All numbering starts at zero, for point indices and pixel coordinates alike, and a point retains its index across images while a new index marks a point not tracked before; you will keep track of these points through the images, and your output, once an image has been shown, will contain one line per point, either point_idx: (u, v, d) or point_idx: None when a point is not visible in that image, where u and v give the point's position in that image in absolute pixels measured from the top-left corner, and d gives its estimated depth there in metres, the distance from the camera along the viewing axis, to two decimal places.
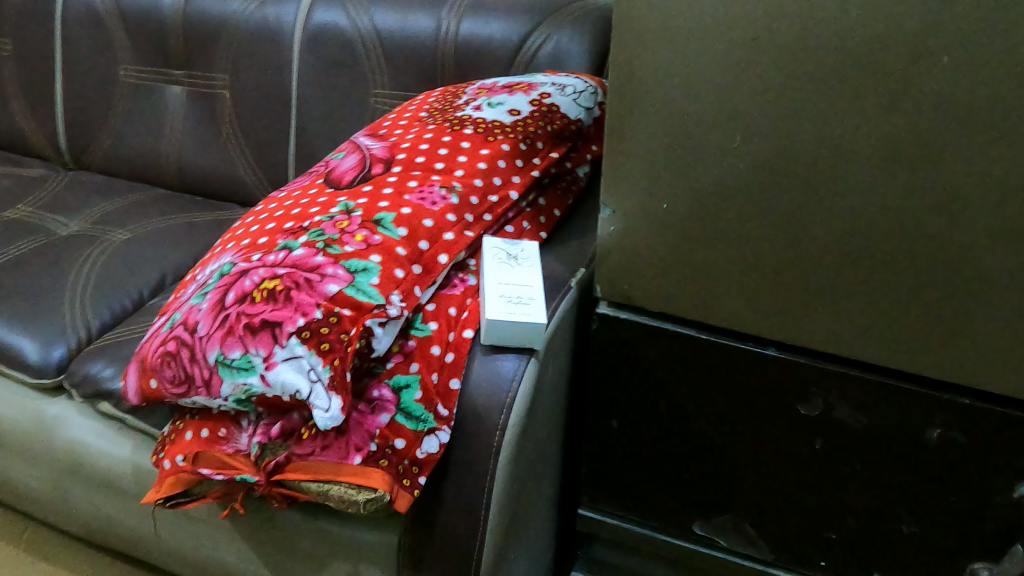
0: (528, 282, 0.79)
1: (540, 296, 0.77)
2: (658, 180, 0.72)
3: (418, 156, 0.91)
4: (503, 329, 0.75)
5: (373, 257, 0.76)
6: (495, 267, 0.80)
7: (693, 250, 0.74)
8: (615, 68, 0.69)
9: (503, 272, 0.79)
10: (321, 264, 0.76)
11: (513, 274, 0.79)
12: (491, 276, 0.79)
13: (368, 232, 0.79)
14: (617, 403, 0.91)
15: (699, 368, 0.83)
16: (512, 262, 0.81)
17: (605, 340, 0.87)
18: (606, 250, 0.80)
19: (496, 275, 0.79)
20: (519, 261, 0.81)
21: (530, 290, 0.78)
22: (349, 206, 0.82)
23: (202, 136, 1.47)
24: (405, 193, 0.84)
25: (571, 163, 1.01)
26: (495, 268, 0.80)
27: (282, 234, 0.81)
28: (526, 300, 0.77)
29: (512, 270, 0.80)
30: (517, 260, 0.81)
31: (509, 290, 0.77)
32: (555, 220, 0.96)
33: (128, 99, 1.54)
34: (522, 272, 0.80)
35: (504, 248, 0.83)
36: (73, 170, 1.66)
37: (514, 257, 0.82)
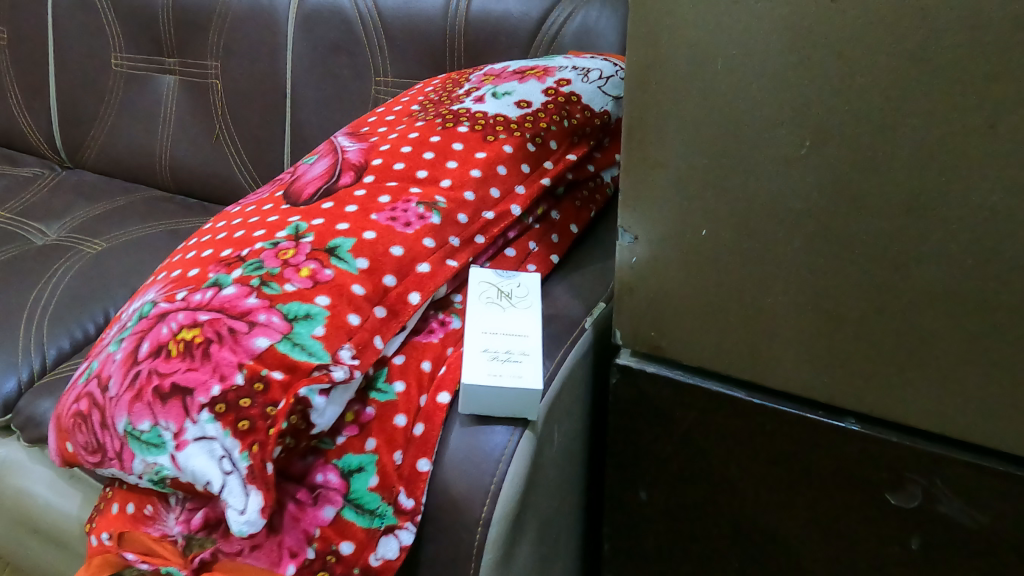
0: (522, 331, 0.60)
1: (536, 351, 0.59)
2: (694, 196, 0.55)
3: (397, 162, 0.73)
4: (486, 396, 0.57)
5: (319, 299, 0.59)
6: (480, 310, 0.61)
7: (740, 289, 0.56)
8: (633, 48, 0.52)
9: (491, 316, 0.61)
10: (252, 309, 0.59)
11: (502, 319, 0.61)
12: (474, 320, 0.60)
13: (317, 265, 0.61)
14: (645, 470, 0.72)
15: (746, 440, 0.63)
16: (504, 304, 0.62)
17: (627, 395, 0.68)
18: (629, 287, 0.62)
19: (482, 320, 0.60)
20: (513, 301, 0.63)
21: (524, 342, 0.59)
22: (299, 229, 0.65)
23: (197, 132, 1.33)
24: (372, 211, 0.67)
25: (593, 165, 0.82)
26: (480, 310, 0.61)
27: (216, 265, 0.64)
28: (517, 357, 0.58)
29: (502, 313, 0.61)
30: (510, 300, 0.63)
31: (496, 342, 0.59)
32: (572, 238, 0.78)
33: (121, 91, 1.40)
34: (516, 316, 0.61)
35: (496, 283, 0.64)
36: (69, 167, 1.53)
37: (507, 294, 0.63)
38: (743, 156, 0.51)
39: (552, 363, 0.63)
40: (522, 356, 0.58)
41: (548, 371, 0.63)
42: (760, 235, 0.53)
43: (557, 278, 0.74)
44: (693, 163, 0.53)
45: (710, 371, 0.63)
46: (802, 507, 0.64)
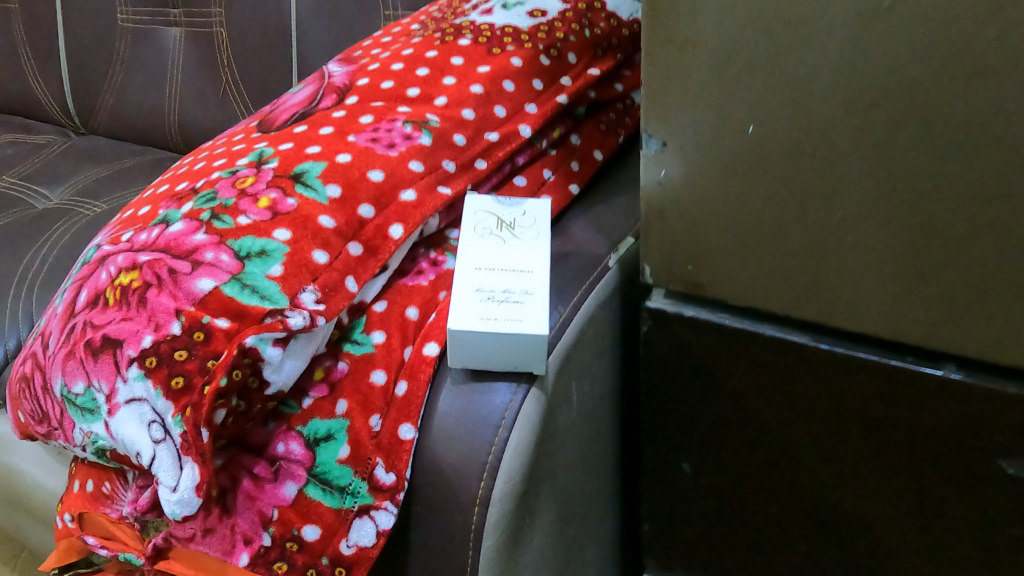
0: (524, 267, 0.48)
1: (542, 289, 0.47)
2: (734, 84, 0.43)
3: (385, 81, 0.62)
4: (478, 343, 0.46)
5: (277, 234, 0.49)
6: (474, 245, 0.50)
7: (797, 202, 0.44)
8: None
9: (487, 251, 0.49)
10: (199, 246, 0.49)
11: (500, 253, 0.49)
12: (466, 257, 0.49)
13: (278, 194, 0.51)
14: (688, 436, 0.60)
15: (808, 396, 0.51)
16: (505, 236, 0.51)
17: (661, 347, 0.57)
18: (659, 211, 0.50)
19: (476, 257, 0.49)
20: (516, 232, 0.51)
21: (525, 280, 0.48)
22: (263, 155, 0.55)
23: (206, 86, 1.25)
24: (349, 132, 0.56)
25: (622, 84, 0.70)
26: (474, 245, 0.50)
27: (168, 200, 0.55)
28: (518, 298, 0.47)
29: (501, 247, 0.50)
30: (512, 231, 0.51)
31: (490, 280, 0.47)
32: (596, 167, 0.66)
33: (128, 48, 1.32)
34: (518, 250, 0.50)
35: (495, 214, 0.52)
36: (85, 133, 1.46)
37: (509, 226, 0.52)
38: (797, 20, 0.39)
39: (567, 308, 0.52)
40: (522, 296, 0.47)
41: (561, 318, 0.52)
42: (821, 127, 0.41)
43: (577, 212, 0.62)
44: (731, 40, 0.41)
45: (765, 313, 0.51)
46: (885, 479, 0.51)
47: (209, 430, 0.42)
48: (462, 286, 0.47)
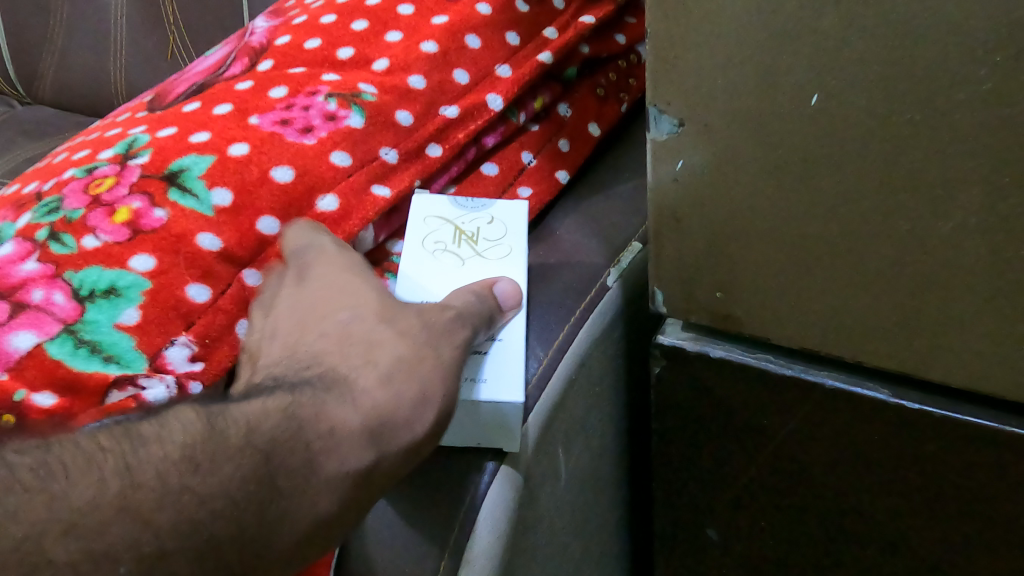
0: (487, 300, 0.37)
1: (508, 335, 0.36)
2: (790, 30, 0.27)
3: (309, 39, 0.47)
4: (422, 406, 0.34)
5: (135, 263, 0.35)
6: (422, 266, 0.37)
7: (885, 206, 0.30)
8: None
9: (439, 276, 0.37)
10: (26, 281, 0.34)
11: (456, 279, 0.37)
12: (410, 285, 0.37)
13: (143, 203, 0.37)
14: (714, 496, 0.46)
15: (883, 461, 0.38)
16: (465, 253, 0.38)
17: (680, 392, 0.43)
18: (675, 217, 0.35)
19: (426, 285, 0.37)
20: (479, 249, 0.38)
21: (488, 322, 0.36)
22: (134, 145, 0.40)
23: (152, 48, 1.10)
24: (252, 112, 0.41)
25: (624, 35, 0.55)
26: (423, 265, 0.37)
27: (5, 207, 0.40)
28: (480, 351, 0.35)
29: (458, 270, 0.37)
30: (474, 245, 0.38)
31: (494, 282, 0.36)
32: (592, 146, 0.51)
33: (65, 6, 1.17)
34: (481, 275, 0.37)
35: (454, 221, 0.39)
36: (29, 103, 1.30)
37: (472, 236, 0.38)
38: None
39: (548, 351, 0.39)
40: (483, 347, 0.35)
41: (540, 370, 0.38)
42: (932, 96, 0.26)
43: (564, 208, 0.48)
44: None
45: (822, 357, 0.37)
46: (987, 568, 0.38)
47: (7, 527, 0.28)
48: (456, 292, 0.35)
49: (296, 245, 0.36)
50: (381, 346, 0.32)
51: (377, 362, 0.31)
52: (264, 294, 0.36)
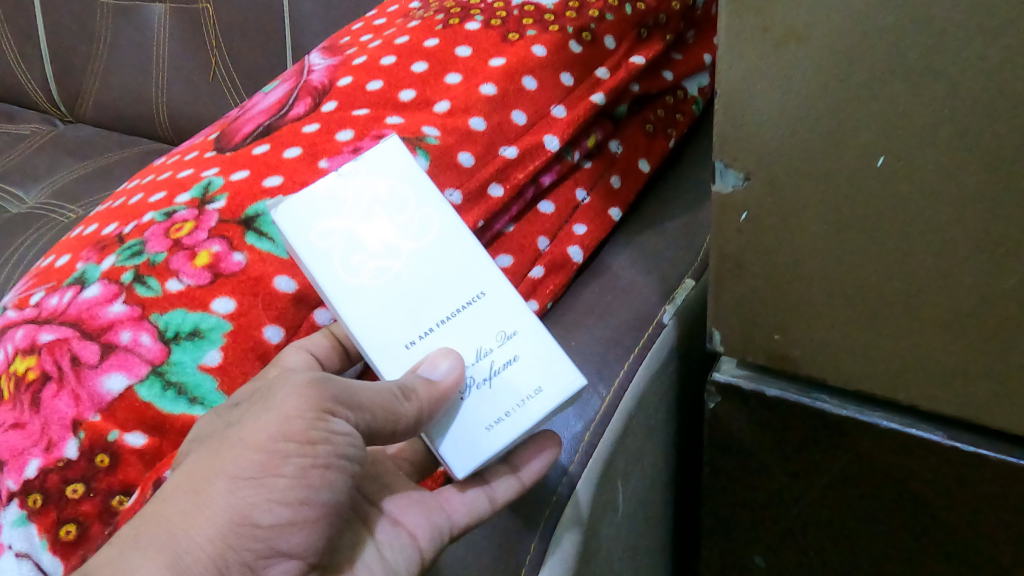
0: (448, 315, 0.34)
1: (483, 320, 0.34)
2: (860, 92, 0.28)
3: (371, 80, 0.49)
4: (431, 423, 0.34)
5: (216, 305, 0.37)
6: (389, 318, 0.33)
7: (949, 259, 0.30)
8: None
9: (402, 312, 0.34)
10: (114, 323, 0.36)
11: (428, 301, 0.34)
12: (386, 348, 0.33)
13: (222, 246, 0.38)
14: (763, 529, 0.47)
15: (937, 503, 0.38)
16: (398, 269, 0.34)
17: (733, 427, 0.43)
18: (736, 263, 0.36)
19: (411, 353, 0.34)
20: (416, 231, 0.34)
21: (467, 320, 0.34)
22: (209, 188, 0.42)
23: (194, 70, 1.13)
24: (321, 155, 0.43)
25: (671, 71, 0.56)
26: (370, 301, 0.33)
27: (90, 247, 0.42)
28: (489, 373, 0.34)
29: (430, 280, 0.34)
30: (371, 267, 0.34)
31: (440, 356, 0.33)
32: (642, 181, 0.52)
33: (109, 28, 1.20)
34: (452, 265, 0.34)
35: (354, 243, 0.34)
36: (71, 122, 1.33)
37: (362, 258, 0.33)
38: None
39: (610, 390, 0.41)
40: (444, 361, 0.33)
41: (602, 409, 0.40)
42: (999, 157, 0.27)
43: (619, 243, 0.49)
44: (858, 27, 0.27)
45: (876, 398, 0.37)
46: None
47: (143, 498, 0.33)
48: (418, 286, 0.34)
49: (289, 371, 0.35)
50: (222, 442, 0.30)
51: (203, 476, 0.29)
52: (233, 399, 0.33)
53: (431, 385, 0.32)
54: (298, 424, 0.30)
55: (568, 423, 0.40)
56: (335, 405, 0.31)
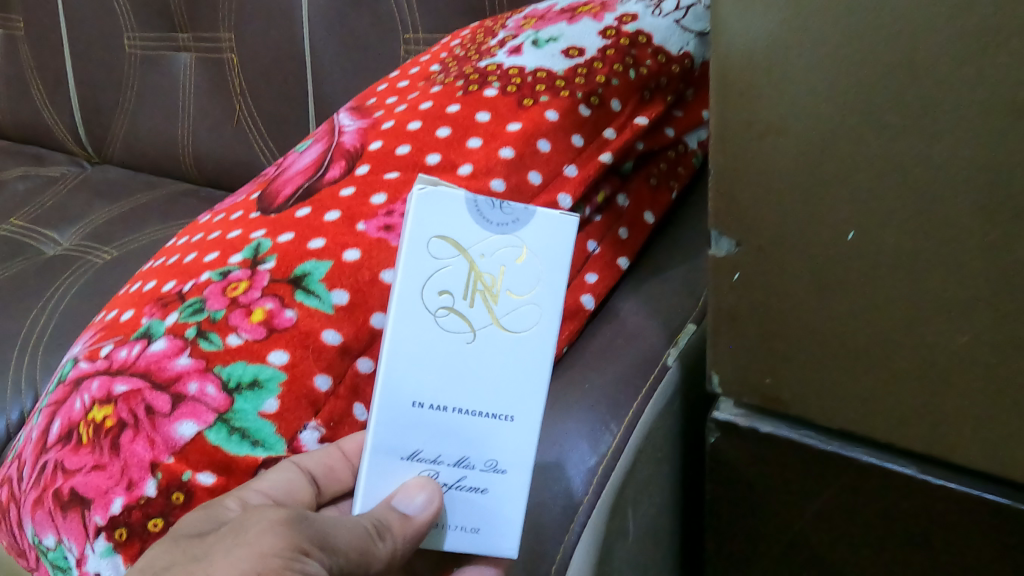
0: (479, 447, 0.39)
1: (520, 463, 0.39)
2: (830, 180, 0.33)
3: (399, 145, 0.54)
4: (487, 540, 0.40)
5: (273, 357, 0.41)
6: (395, 435, 0.38)
7: (918, 314, 0.35)
8: None
9: (449, 438, 0.38)
10: (182, 374, 0.41)
11: (473, 391, 0.38)
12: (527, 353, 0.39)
13: (275, 303, 0.43)
14: (761, 555, 0.51)
15: (914, 532, 0.42)
16: (430, 340, 0.38)
17: (732, 460, 0.47)
18: (730, 316, 0.41)
19: (395, 474, 0.38)
20: (487, 305, 0.38)
21: (490, 439, 0.39)
22: (260, 249, 0.47)
23: (218, 114, 1.19)
24: (358, 218, 0.48)
25: (673, 128, 0.61)
26: (441, 370, 0.38)
27: (153, 303, 0.47)
28: (461, 486, 0.39)
29: (440, 322, 0.38)
30: (440, 380, 0.38)
31: (421, 485, 0.38)
32: (647, 232, 0.57)
33: (137, 75, 1.26)
34: (421, 262, 0.37)
35: (426, 283, 0.37)
36: (99, 163, 1.39)
37: (412, 353, 0.37)
38: (924, 103, 0.30)
39: (621, 426, 0.46)
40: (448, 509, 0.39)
41: (613, 444, 0.45)
42: (944, 237, 0.32)
43: (627, 291, 0.54)
44: (829, 125, 0.32)
45: (857, 435, 0.41)
46: None
47: (211, 472, 0.39)
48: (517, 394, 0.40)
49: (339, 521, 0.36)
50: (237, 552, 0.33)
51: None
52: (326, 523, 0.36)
53: (406, 521, 0.36)
54: (277, 559, 0.33)
55: (583, 456, 0.44)
56: (311, 546, 0.34)
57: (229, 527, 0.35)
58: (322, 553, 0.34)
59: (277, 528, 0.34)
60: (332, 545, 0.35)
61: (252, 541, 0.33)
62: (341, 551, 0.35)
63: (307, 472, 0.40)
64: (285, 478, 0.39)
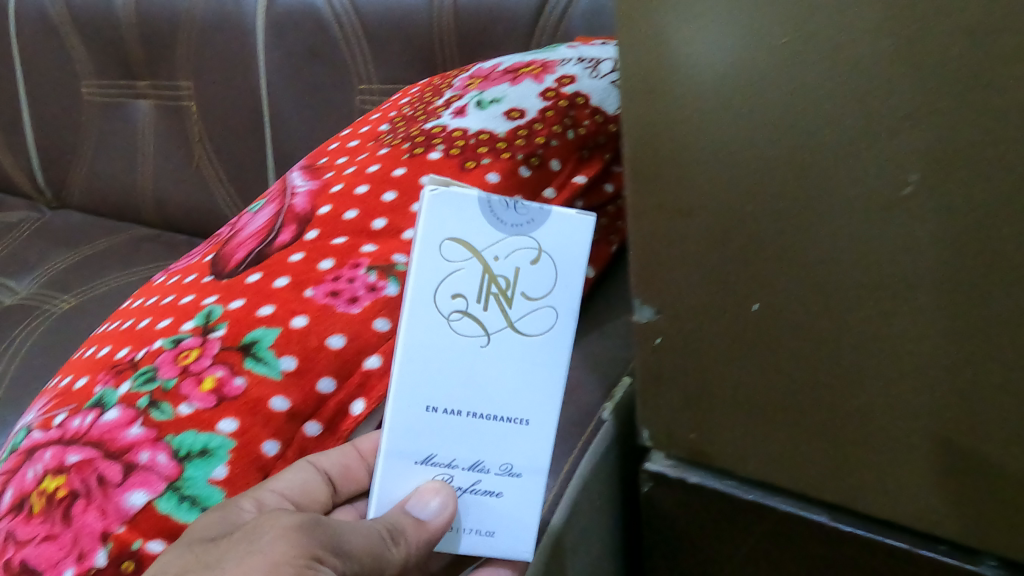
0: (494, 452, 0.42)
1: (534, 467, 0.42)
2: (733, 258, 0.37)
3: (347, 209, 0.56)
4: (500, 545, 0.43)
5: (222, 425, 0.43)
6: (412, 438, 0.41)
7: (816, 378, 0.38)
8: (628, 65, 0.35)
9: (464, 441, 0.42)
10: (134, 444, 0.43)
11: (488, 397, 0.41)
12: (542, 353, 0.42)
13: (226, 371, 0.45)
14: None
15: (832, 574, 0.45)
16: (446, 342, 0.41)
17: (666, 508, 0.50)
18: (655, 376, 0.43)
19: (411, 478, 0.42)
20: (500, 308, 0.41)
21: (504, 443, 0.42)
22: (212, 316, 0.49)
23: (178, 160, 1.20)
24: (307, 284, 0.50)
25: (611, 183, 0.64)
26: (456, 372, 0.41)
27: (106, 371, 0.49)
28: (475, 490, 0.42)
29: (452, 327, 0.41)
30: (451, 382, 0.41)
31: (434, 490, 0.41)
32: (587, 286, 0.60)
33: (96, 122, 1.27)
34: (431, 267, 0.40)
35: (440, 286, 0.40)
36: (57, 208, 1.39)
37: (425, 356, 0.41)
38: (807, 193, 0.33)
39: (558, 479, 0.48)
40: (463, 512, 0.43)
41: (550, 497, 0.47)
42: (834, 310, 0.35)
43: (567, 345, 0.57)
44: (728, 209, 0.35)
45: (775, 485, 0.44)
46: None
47: (161, 540, 0.40)
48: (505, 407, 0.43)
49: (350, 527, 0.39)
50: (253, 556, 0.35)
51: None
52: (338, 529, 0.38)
53: (420, 526, 0.40)
54: (294, 563, 0.35)
55: None
56: (325, 552, 0.36)
57: (244, 532, 0.37)
58: (334, 558, 0.36)
59: (292, 533, 0.36)
60: (345, 549, 0.37)
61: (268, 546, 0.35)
62: (355, 556, 0.37)
63: (324, 471, 0.44)
64: (301, 478, 0.44)
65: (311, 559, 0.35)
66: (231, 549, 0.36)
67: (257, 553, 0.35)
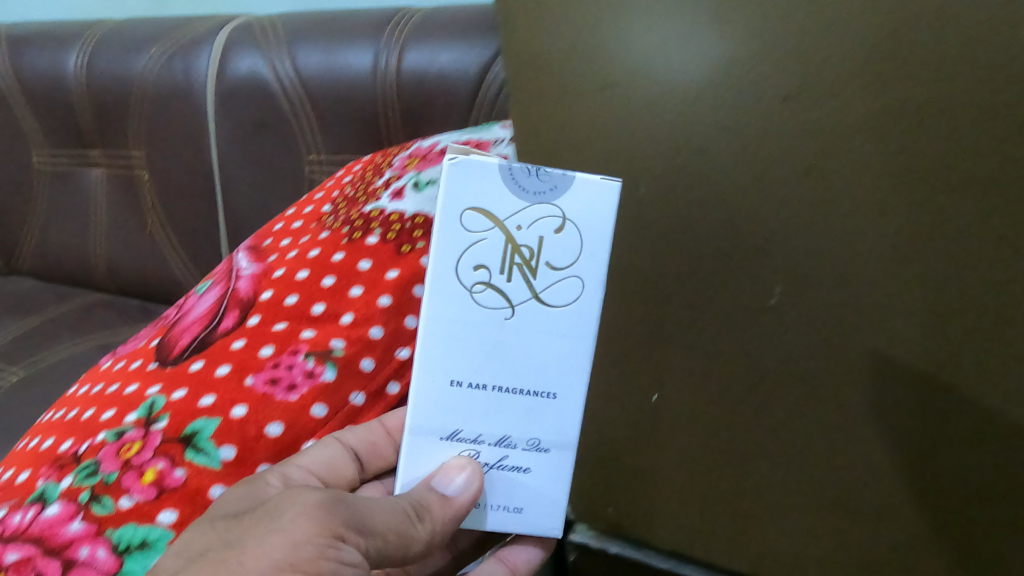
0: (520, 427, 0.43)
1: (560, 441, 0.44)
2: None
3: (288, 295, 0.59)
4: (531, 520, 0.44)
5: (162, 517, 0.45)
6: (438, 412, 0.42)
7: None
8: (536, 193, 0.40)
9: (488, 417, 0.43)
10: (74, 539, 0.44)
11: (515, 369, 0.42)
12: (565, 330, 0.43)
13: (166, 462, 0.47)
14: None
15: None
16: (470, 314, 0.42)
17: None
18: None
19: (437, 453, 0.43)
20: (522, 280, 0.42)
21: (532, 415, 0.43)
22: (154, 407, 0.51)
23: (130, 227, 1.22)
24: (247, 372, 0.53)
25: None
26: (476, 346, 0.42)
27: (49, 465, 0.50)
28: (502, 465, 0.43)
29: (474, 300, 0.42)
30: (475, 356, 0.42)
31: (459, 466, 0.42)
32: None
33: (48, 190, 1.28)
34: (454, 236, 0.42)
35: (462, 257, 0.42)
36: (7, 275, 1.39)
37: (447, 331, 0.42)
38: None
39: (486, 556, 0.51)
40: (489, 489, 0.44)
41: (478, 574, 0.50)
42: None
43: None
44: None
45: None
46: None
47: None
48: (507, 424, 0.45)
49: (372, 504, 0.40)
50: (273, 534, 0.36)
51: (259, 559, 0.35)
52: (359, 506, 0.39)
53: (446, 501, 0.41)
54: (315, 541, 0.35)
55: None
56: (346, 529, 0.37)
57: (263, 511, 0.38)
58: (356, 535, 0.37)
59: (313, 512, 0.37)
60: (368, 526, 0.38)
61: (288, 524, 0.36)
62: (379, 533, 0.38)
63: (351, 449, 0.48)
64: (331, 453, 0.47)
65: (331, 537, 0.36)
66: (250, 529, 0.36)
67: (277, 532, 0.36)
